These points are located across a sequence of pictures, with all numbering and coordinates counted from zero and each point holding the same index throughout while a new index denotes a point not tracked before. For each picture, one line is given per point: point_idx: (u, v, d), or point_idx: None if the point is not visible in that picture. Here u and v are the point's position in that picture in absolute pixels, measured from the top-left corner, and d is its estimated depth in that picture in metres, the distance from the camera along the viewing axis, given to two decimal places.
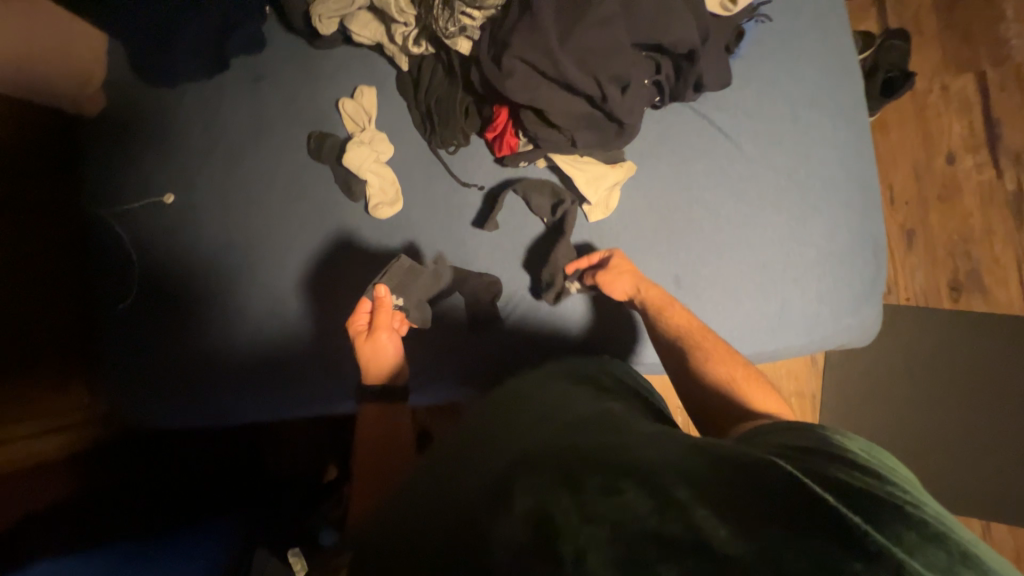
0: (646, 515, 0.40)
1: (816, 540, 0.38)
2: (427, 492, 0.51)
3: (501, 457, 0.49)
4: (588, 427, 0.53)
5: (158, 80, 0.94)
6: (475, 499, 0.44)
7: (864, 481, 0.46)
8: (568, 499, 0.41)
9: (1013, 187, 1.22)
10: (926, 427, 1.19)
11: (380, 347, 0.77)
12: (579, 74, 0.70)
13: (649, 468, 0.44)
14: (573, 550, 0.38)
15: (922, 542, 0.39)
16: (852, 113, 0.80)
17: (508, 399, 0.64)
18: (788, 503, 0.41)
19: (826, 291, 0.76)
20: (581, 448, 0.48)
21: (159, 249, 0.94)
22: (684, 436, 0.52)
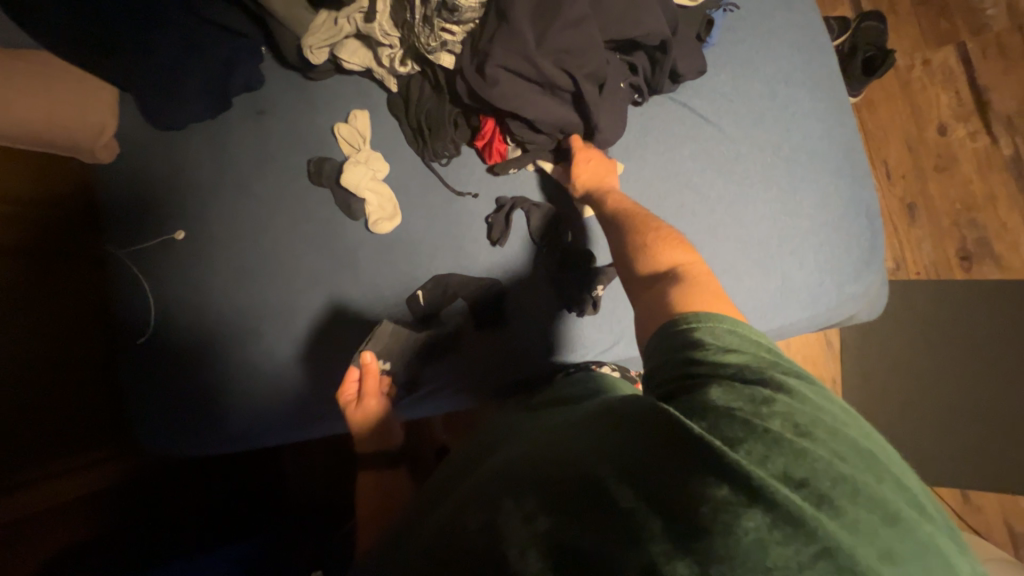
0: (572, 499, 0.40)
1: (695, 481, 0.37)
2: (409, 541, 0.51)
3: (464, 487, 0.50)
4: (533, 436, 0.54)
5: (166, 124, 1.00)
6: (439, 538, 0.44)
7: (757, 401, 0.42)
8: (510, 505, 0.42)
9: (1011, 150, 1.21)
10: (956, 401, 1.15)
11: (370, 411, 0.80)
12: (558, 74, 0.73)
13: (574, 454, 0.45)
14: (516, 549, 0.38)
15: (794, 447, 0.38)
16: (830, 87, 0.81)
17: (482, 434, 0.66)
18: (680, 459, 0.39)
19: (824, 261, 0.76)
20: (523, 456, 0.49)
21: (174, 282, 0.98)
22: (597, 410, 0.51)
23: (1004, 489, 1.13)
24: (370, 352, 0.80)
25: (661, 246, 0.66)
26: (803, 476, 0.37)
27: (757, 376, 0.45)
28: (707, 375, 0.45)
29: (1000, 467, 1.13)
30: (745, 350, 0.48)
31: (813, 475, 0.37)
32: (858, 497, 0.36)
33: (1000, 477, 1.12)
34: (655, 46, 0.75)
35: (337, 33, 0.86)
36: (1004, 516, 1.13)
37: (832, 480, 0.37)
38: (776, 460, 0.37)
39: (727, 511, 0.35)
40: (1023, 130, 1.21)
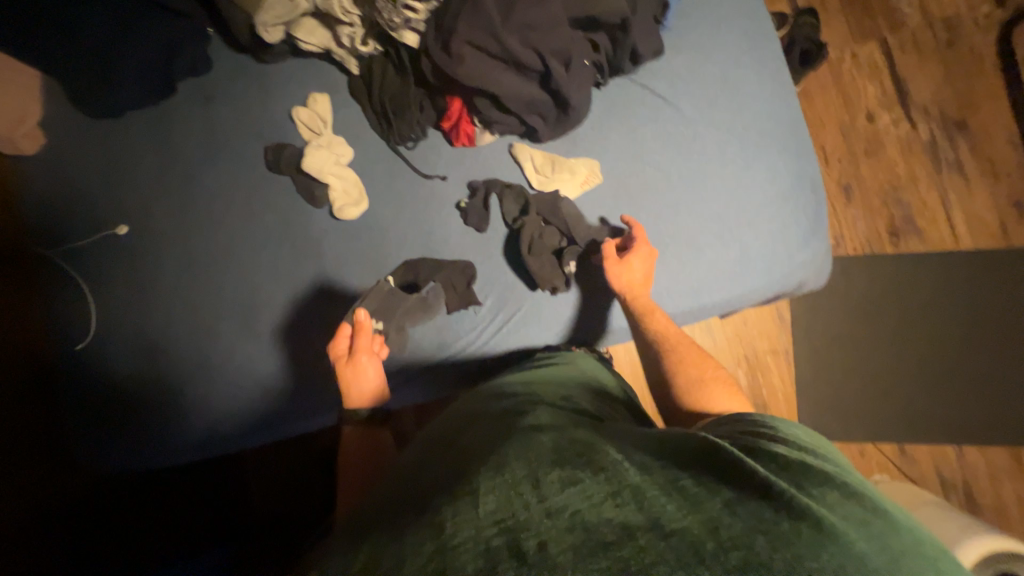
0: (603, 503, 0.42)
1: (735, 496, 0.42)
2: (397, 510, 0.49)
3: (468, 466, 0.50)
4: (546, 428, 0.54)
5: (101, 110, 0.93)
6: (438, 510, 0.44)
7: (791, 464, 0.48)
8: (535, 499, 0.42)
9: (927, 136, 1.34)
10: (888, 362, 1.28)
11: (360, 370, 0.74)
12: (524, 51, 0.74)
13: (603, 462, 0.47)
14: (536, 542, 0.38)
15: (821, 486, 0.45)
16: (775, 72, 0.87)
17: (481, 408, 0.66)
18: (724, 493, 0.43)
19: (776, 231, 0.82)
20: (540, 450, 0.49)
21: (117, 280, 0.90)
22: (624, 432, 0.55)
23: (933, 440, 1.25)
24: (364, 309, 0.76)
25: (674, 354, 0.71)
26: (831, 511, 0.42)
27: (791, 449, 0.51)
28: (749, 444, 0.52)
29: (927, 420, 1.25)
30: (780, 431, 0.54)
31: (843, 520, 0.41)
32: (885, 540, 0.40)
33: (928, 429, 1.25)
34: (616, 25, 0.78)
35: (295, 9, 0.83)
36: (935, 465, 1.24)
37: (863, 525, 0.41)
38: (804, 493, 0.44)
39: (760, 520, 0.40)
40: (936, 117, 1.35)
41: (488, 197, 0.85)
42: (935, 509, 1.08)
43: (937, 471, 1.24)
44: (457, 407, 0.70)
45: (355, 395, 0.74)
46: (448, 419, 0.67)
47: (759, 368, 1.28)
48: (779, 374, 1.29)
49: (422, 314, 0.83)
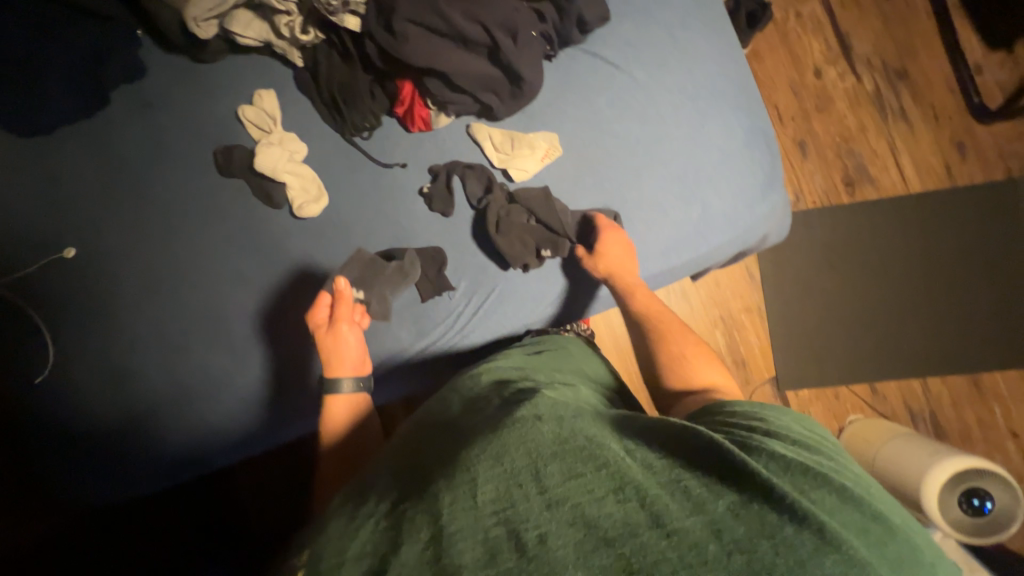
0: (603, 498, 0.42)
1: (736, 495, 0.42)
2: (398, 485, 0.51)
3: (471, 444, 0.50)
4: (550, 410, 0.52)
5: (29, 126, 0.87)
6: (436, 493, 0.45)
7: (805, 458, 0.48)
8: (536, 490, 0.43)
9: (872, 86, 1.39)
10: (853, 307, 1.34)
11: (340, 339, 0.73)
12: (469, 25, 0.74)
13: (607, 455, 0.46)
14: (536, 536, 0.40)
15: (821, 485, 0.44)
16: (721, 31, 0.88)
17: (482, 395, 0.64)
18: (733, 487, 0.43)
19: (735, 187, 0.84)
20: (545, 435, 0.48)
21: (69, 305, 0.85)
22: (631, 416, 0.55)
23: (900, 376, 1.32)
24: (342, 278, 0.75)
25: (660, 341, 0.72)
26: (829, 515, 0.41)
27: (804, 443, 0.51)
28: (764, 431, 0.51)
29: (893, 357, 1.32)
30: (795, 424, 0.54)
31: (847, 523, 0.41)
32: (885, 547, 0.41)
33: (895, 366, 1.32)
34: None
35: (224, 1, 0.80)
36: (904, 399, 1.32)
37: (865, 529, 0.41)
38: (802, 493, 0.43)
39: (757, 521, 0.40)
40: (878, 67, 1.40)
41: (451, 180, 0.84)
42: (906, 439, 1.15)
43: (906, 404, 1.31)
44: (456, 393, 0.68)
45: (335, 364, 0.72)
46: (450, 406, 0.65)
47: (736, 327, 1.32)
48: (754, 330, 1.33)
49: (398, 282, 0.79)
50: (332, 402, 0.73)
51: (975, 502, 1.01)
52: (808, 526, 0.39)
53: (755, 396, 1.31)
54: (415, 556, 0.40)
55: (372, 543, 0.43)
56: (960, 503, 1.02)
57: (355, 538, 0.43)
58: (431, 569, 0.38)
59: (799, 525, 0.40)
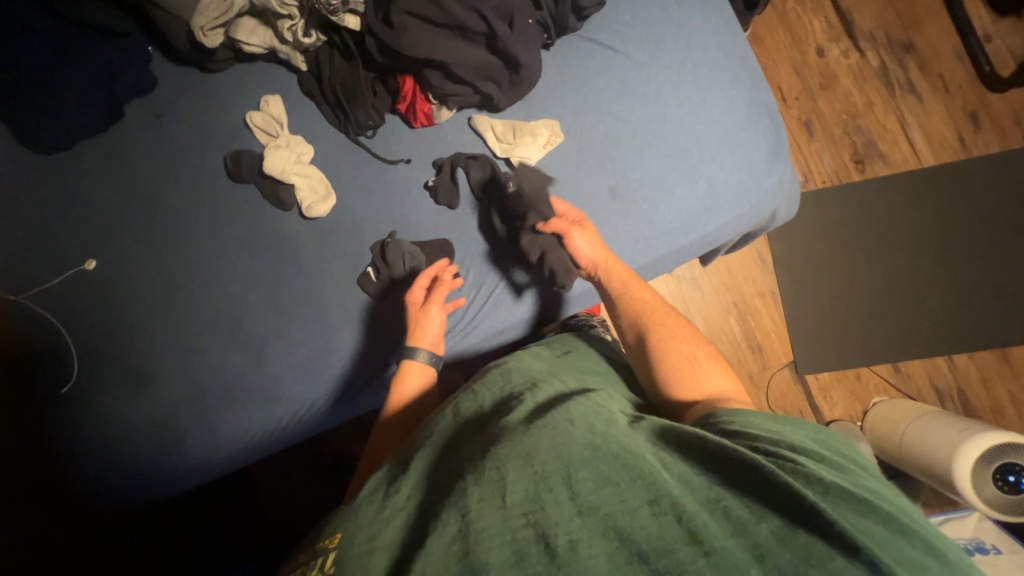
0: (637, 510, 0.42)
1: (782, 520, 0.41)
2: (432, 482, 0.53)
3: (503, 440, 0.51)
4: (583, 419, 0.53)
5: (50, 144, 0.90)
6: (464, 488, 0.47)
7: (849, 481, 0.46)
8: (566, 496, 0.44)
9: (877, 61, 1.37)
10: (869, 284, 1.31)
11: (428, 318, 0.77)
12: (467, 15, 0.75)
13: (643, 467, 0.46)
14: (566, 540, 0.40)
15: (862, 512, 0.42)
16: (718, 7, 0.88)
17: (510, 392, 0.64)
18: (772, 506, 0.42)
19: (741, 161, 0.82)
20: (578, 441, 0.49)
21: (92, 313, 0.88)
22: (671, 425, 0.54)
23: (922, 353, 1.28)
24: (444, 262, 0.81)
25: (671, 340, 0.70)
26: (878, 547, 0.39)
27: (848, 467, 0.49)
28: (807, 451, 0.50)
29: (914, 334, 1.29)
30: (839, 449, 0.52)
31: (899, 553, 0.39)
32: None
33: (916, 343, 1.29)
34: None
35: (230, 9, 0.82)
36: (929, 377, 1.28)
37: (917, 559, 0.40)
38: (850, 523, 0.41)
39: (804, 547, 0.39)
40: (882, 41, 1.37)
41: (455, 171, 0.84)
42: (932, 418, 1.11)
43: (931, 381, 1.28)
44: (486, 391, 0.67)
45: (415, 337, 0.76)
46: (480, 404, 0.65)
47: (749, 312, 1.31)
48: (769, 315, 1.31)
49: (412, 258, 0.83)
50: (405, 368, 0.76)
51: (1012, 480, 0.96)
52: (861, 558, 0.37)
53: (773, 381, 1.29)
54: (442, 548, 0.42)
55: (406, 537, 0.47)
56: (995, 481, 0.98)
57: (385, 530, 0.48)
58: (456, 562, 0.41)
59: (855, 557, 0.38)
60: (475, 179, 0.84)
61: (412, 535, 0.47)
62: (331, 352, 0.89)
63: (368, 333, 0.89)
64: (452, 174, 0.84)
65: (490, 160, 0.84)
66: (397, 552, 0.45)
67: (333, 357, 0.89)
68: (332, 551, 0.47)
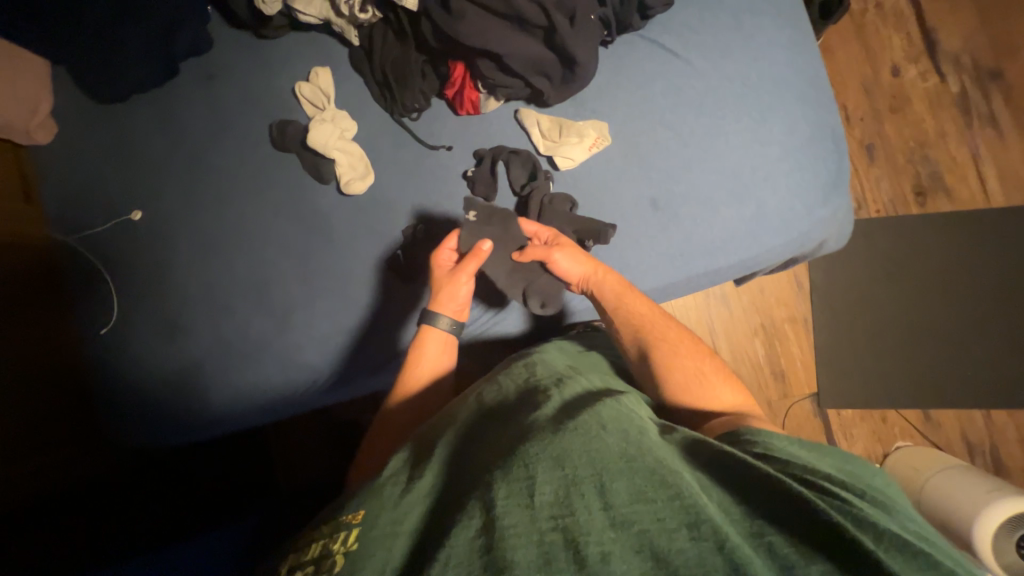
0: (675, 531, 0.42)
1: (829, 563, 0.39)
2: (456, 475, 0.55)
3: (532, 440, 0.52)
4: (615, 425, 0.53)
5: (109, 95, 0.93)
6: (492, 483, 0.48)
7: (899, 523, 0.44)
8: (597, 505, 0.44)
9: (957, 87, 1.27)
10: (911, 324, 1.24)
11: (454, 290, 0.75)
12: (528, 5, 0.72)
13: (680, 485, 0.45)
14: (597, 552, 0.41)
15: (922, 563, 0.39)
16: (793, 18, 0.82)
17: (538, 385, 0.65)
18: (818, 543, 0.41)
19: (795, 187, 0.78)
20: (611, 451, 0.49)
21: (134, 263, 0.92)
22: (703, 441, 0.54)
23: (958, 403, 1.22)
24: (457, 233, 0.76)
25: (675, 355, 0.68)
26: None
27: (896, 507, 0.47)
28: (854, 486, 0.48)
29: (951, 382, 1.23)
30: (886, 485, 0.50)
31: None
32: None
33: (953, 392, 1.22)
34: None
35: None
36: (961, 428, 1.22)
37: None
38: (909, 574, 0.38)
39: None
40: (966, 66, 1.27)
41: (495, 164, 0.83)
42: (959, 472, 1.06)
43: (963, 434, 1.21)
44: (510, 382, 0.68)
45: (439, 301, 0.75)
46: (504, 394, 0.67)
47: (777, 337, 1.26)
48: (797, 342, 1.26)
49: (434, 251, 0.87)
50: (428, 331, 0.77)
51: None
52: None
53: (792, 411, 1.25)
54: (468, 542, 0.43)
55: (428, 528, 0.48)
56: (1019, 545, 0.93)
57: (409, 517, 0.50)
58: (482, 558, 0.41)
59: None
60: (514, 175, 0.82)
61: (433, 525, 0.49)
62: (354, 328, 0.91)
63: (390, 314, 0.91)
64: (492, 167, 0.83)
65: (532, 156, 0.82)
66: (420, 541, 0.47)
67: (355, 333, 0.91)
68: (356, 527, 0.49)
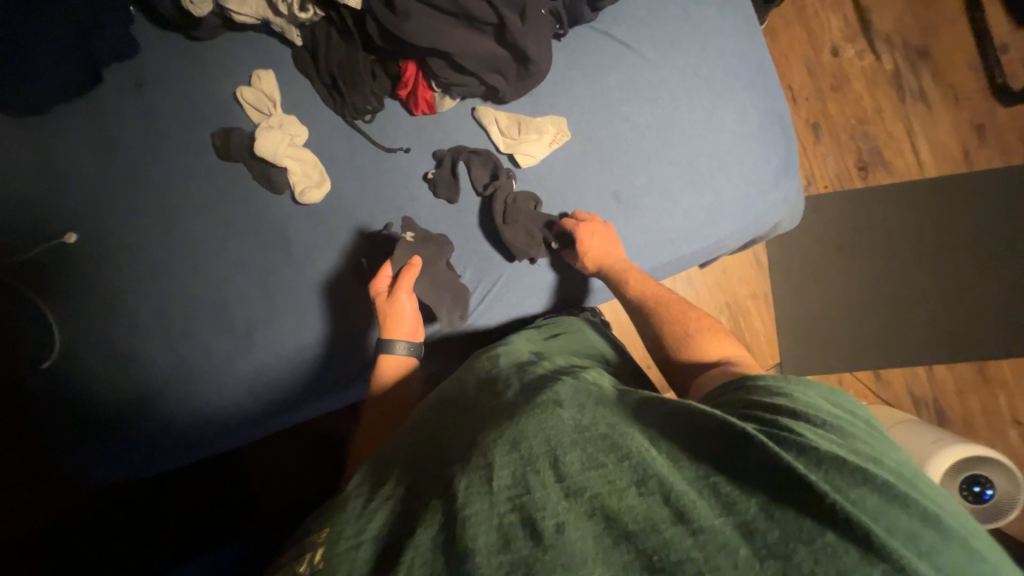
0: (625, 491, 0.43)
1: (770, 498, 0.41)
2: (418, 471, 0.55)
3: (491, 428, 0.53)
4: (572, 399, 0.55)
5: (23, 109, 0.85)
6: (452, 477, 0.49)
7: (842, 447, 0.46)
8: (552, 478, 0.45)
9: (891, 65, 1.34)
10: (859, 292, 1.33)
11: (399, 308, 0.74)
12: (476, 3, 0.71)
13: (629, 446, 0.47)
14: (552, 524, 0.41)
15: (858, 482, 0.41)
16: (737, 7, 0.84)
17: (500, 374, 0.67)
18: (760, 480, 0.42)
19: (749, 172, 0.81)
20: (566, 424, 0.51)
21: (72, 290, 0.85)
22: (658, 396, 0.55)
23: (904, 362, 1.31)
24: (390, 262, 0.75)
25: (661, 323, 0.71)
26: (872, 518, 0.39)
27: (844, 430, 0.48)
28: (802, 416, 0.49)
29: (897, 343, 1.32)
30: (838, 412, 0.52)
31: (895, 520, 0.39)
32: (933, 543, 0.39)
33: (899, 352, 1.32)
34: None
35: None
36: (908, 385, 1.32)
37: (912, 522, 0.40)
38: (843, 495, 0.40)
39: (795, 525, 0.39)
40: (898, 45, 1.34)
41: (457, 166, 0.81)
42: (907, 426, 1.15)
43: (910, 390, 1.31)
44: (473, 374, 0.70)
45: (388, 327, 0.75)
46: (466, 386, 0.69)
47: (741, 314, 1.32)
48: (759, 317, 1.32)
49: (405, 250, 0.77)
50: (385, 359, 0.75)
51: (977, 489, 1.02)
52: (854, 534, 0.37)
53: None
54: (430, 538, 0.43)
55: (391, 527, 0.48)
56: (961, 489, 1.03)
57: (372, 523, 0.49)
58: (442, 552, 0.42)
59: (844, 534, 0.37)
60: (477, 175, 0.81)
61: (397, 522, 0.48)
62: (324, 340, 0.88)
63: (359, 322, 0.89)
64: (454, 168, 0.81)
65: (490, 154, 0.81)
66: (382, 542, 0.46)
67: (325, 345, 0.88)
68: (320, 547, 0.48)
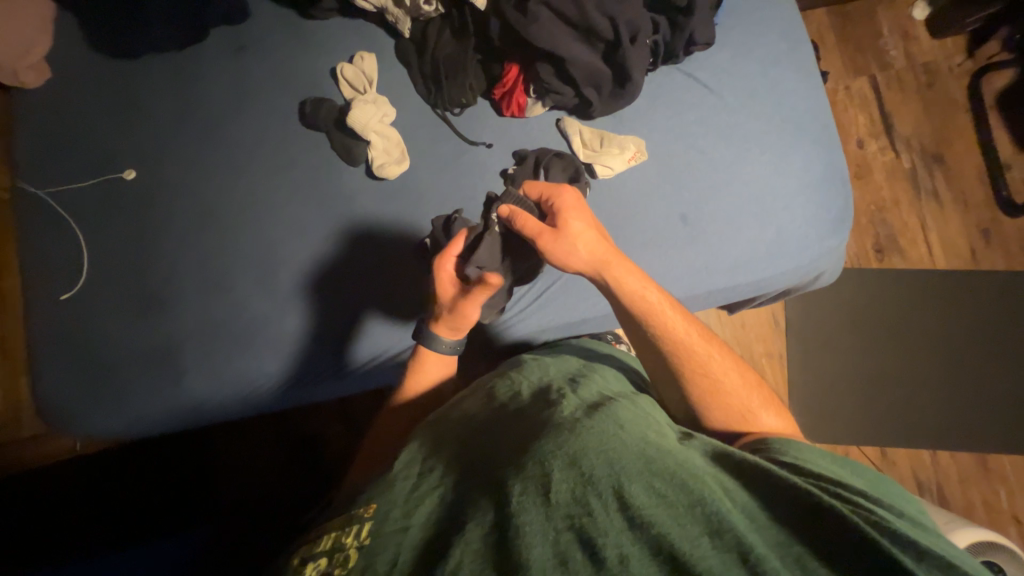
0: (697, 538, 0.42)
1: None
2: (465, 472, 0.55)
3: (552, 434, 0.53)
4: (633, 428, 0.55)
5: (121, 50, 0.91)
6: (508, 482, 0.48)
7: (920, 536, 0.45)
8: (617, 504, 0.45)
9: (909, 164, 1.48)
10: (869, 367, 1.37)
11: (462, 309, 0.74)
12: (599, 19, 0.80)
13: (702, 491, 0.46)
14: (615, 554, 0.41)
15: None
16: (809, 72, 0.93)
17: (551, 386, 0.67)
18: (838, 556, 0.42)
19: (809, 216, 0.87)
20: (631, 453, 0.50)
21: (123, 222, 0.86)
22: (725, 448, 0.56)
23: (911, 444, 1.33)
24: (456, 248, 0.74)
25: (738, 369, 0.75)
26: None
27: (908, 522, 0.49)
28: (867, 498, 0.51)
29: (905, 423, 1.34)
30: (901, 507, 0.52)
31: None
32: None
33: (905, 432, 1.34)
34: (678, 9, 0.84)
35: None
36: (913, 467, 1.33)
37: None
38: None
39: None
40: (917, 147, 1.49)
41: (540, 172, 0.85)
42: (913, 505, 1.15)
43: (914, 473, 1.32)
44: (523, 379, 0.70)
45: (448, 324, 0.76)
46: (515, 390, 0.68)
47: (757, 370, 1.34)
48: (771, 376, 1.35)
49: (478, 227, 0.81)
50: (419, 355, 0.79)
51: None
52: None
53: None
54: (480, 540, 0.44)
55: (437, 520, 0.49)
56: None
57: (420, 510, 0.50)
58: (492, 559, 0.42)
59: None
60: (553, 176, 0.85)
61: (444, 520, 0.49)
62: (367, 316, 0.87)
63: (406, 303, 0.88)
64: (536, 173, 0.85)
65: (573, 159, 0.84)
66: (426, 535, 0.47)
67: (367, 322, 0.87)
68: (368, 521, 0.49)
